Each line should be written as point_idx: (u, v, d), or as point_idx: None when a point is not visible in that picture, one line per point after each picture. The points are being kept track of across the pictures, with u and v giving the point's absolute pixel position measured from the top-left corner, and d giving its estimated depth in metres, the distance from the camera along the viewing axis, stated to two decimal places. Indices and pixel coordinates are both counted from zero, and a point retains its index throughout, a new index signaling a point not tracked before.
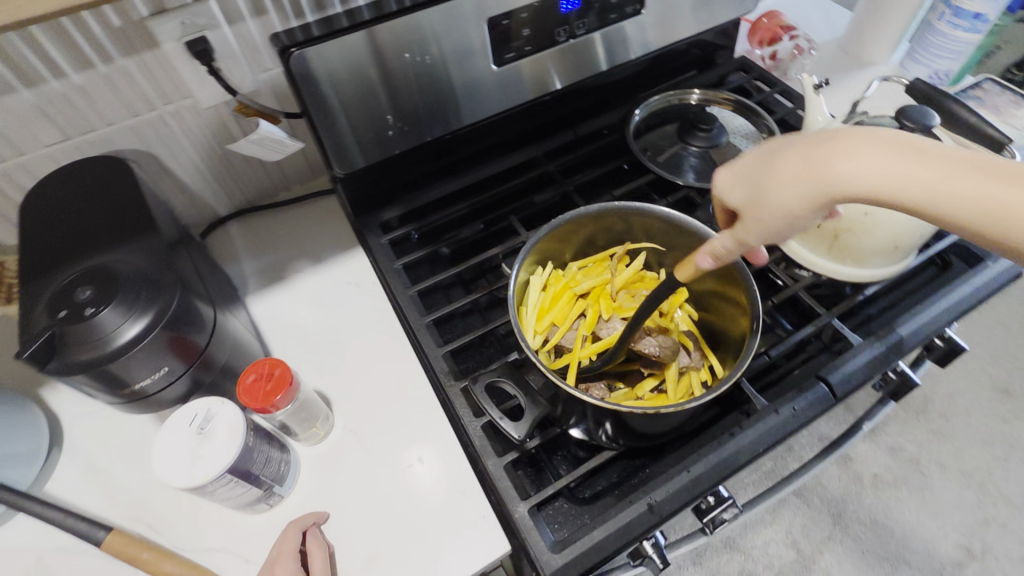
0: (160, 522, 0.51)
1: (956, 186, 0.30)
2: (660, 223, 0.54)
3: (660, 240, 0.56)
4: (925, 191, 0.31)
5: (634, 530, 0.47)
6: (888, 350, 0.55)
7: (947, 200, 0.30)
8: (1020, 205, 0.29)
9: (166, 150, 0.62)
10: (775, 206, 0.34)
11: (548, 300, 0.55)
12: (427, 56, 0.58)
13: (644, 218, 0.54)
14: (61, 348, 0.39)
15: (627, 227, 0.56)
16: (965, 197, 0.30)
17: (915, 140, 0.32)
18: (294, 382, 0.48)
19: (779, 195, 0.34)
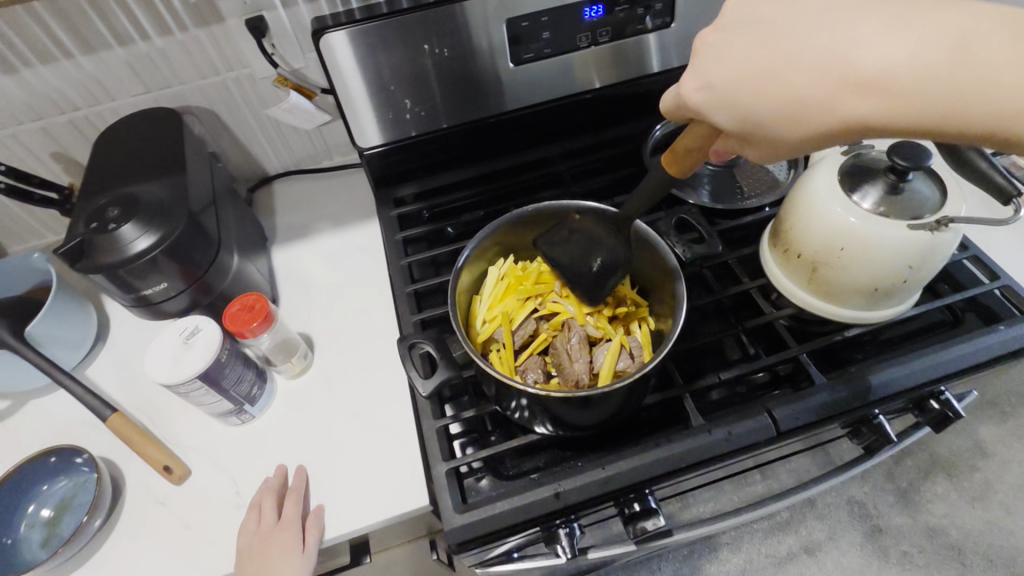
0: (160, 418, 0.61)
1: (923, 62, 0.32)
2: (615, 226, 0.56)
3: None
4: (895, 72, 0.33)
5: (538, 509, 0.50)
6: (850, 396, 0.53)
7: (915, 77, 0.32)
8: (943, 95, 0.32)
9: (226, 110, 0.73)
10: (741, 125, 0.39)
11: (501, 289, 0.57)
12: (448, 50, 0.64)
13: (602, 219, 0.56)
14: (89, 252, 0.50)
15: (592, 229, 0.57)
16: (923, 73, 0.32)
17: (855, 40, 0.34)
18: (271, 315, 0.55)
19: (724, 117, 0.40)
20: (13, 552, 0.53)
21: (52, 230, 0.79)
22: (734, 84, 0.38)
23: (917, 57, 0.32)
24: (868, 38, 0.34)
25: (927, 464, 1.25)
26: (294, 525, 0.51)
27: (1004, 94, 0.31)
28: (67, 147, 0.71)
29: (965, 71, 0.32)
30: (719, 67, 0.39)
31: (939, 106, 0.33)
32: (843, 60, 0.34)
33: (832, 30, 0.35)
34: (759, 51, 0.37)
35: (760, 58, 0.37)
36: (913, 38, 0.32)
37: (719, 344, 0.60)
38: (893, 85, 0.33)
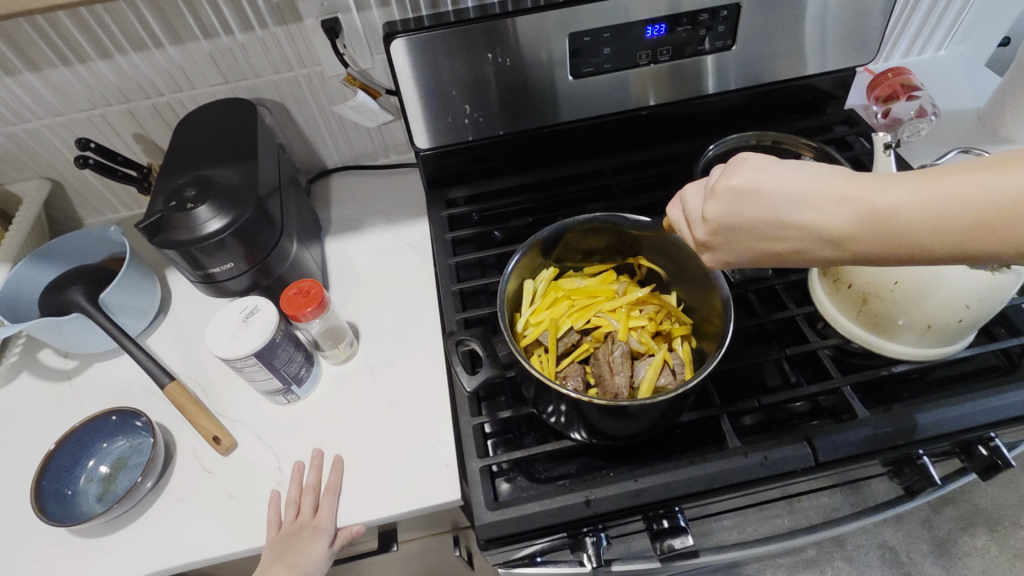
0: (212, 390, 0.64)
1: (933, 213, 0.32)
2: (670, 242, 0.57)
3: (671, 260, 0.58)
4: (904, 232, 0.33)
5: (566, 514, 0.51)
6: (893, 432, 0.52)
7: (931, 227, 0.33)
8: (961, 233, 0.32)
9: (295, 104, 0.77)
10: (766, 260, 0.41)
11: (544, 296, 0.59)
12: (512, 59, 0.66)
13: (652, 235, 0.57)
14: (165, 228, 0.54)
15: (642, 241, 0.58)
16: (936, 220, 0.32)
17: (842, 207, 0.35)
18: (325, 302, 0.58)
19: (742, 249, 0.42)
20: (72, 503, 0.56)
21: (125, 205, 0.84)
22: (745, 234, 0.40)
23: (921, 202, 0.32)
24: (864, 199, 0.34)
25: (967, 515, 1.18)
26: (327, 530, 0.53)
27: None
28: (148, 129, 0.75)
29: (979, 211, 0.31)
30: (726, 215, 0.40)
31: (959, 241, 0.32)
32: (847, 211, 0.35)
33: (826, 182, 0.36)
34: (764, 206, 0.38)
35: (766, 213, 0.38)
36: (911, 194, 0.33)
37: (760, 368, 0.60)
38: (901, 234, 0.34)
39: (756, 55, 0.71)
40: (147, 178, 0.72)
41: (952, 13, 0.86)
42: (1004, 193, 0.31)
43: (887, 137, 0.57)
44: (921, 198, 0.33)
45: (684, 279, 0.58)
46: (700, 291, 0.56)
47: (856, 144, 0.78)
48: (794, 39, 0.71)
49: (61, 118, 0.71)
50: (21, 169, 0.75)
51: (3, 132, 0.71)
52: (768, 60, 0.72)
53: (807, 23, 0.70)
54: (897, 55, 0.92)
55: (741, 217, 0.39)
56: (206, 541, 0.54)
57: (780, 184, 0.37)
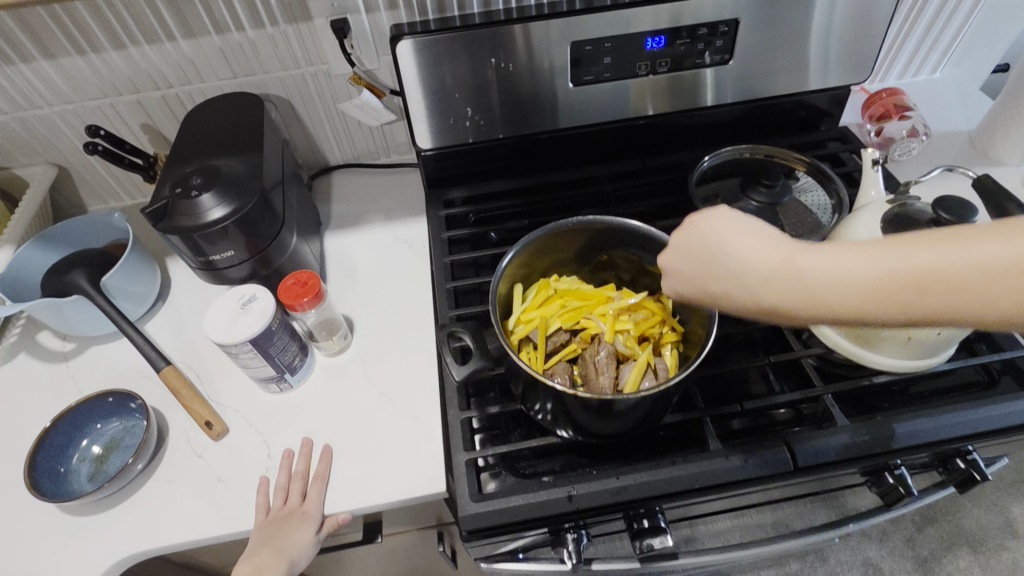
0: (207, 376, 0.65)
1: (848, 274, 0.34)
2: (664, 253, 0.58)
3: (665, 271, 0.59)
4: (820, 291, 0.35)
5: (548, 509, 0.51)
6: (872, 441, 0.53)
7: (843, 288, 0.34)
8: (873, 296, 0.34)
9: (301, 101, 0.78)
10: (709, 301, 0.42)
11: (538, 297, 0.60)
12: (515, 64, 0.68)
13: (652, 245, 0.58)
14: (170, 214, 0.56)
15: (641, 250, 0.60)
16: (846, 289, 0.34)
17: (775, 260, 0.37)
18: (321, 294, 0.59)
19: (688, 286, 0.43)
20: (64, 481, 0.57)
21: (130, 194, 0.85)
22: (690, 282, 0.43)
23: (839, 266, 0.34)
24: (784, 258, 0.37)
25: (952, 536, 1.19)
26: (315, 518, 0.54)
27: (931, 299, 0.32)
28: (155, 120, 0.77)
29: (889, 270, 0.33)
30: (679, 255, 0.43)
31: (873, 300, 0.34)
32: (775, 263, 0.37)
33: (766, 239, 0.38)
34: (713, 250, 0.40)
35: (711, 255, 0.40)
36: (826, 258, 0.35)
37: (744, 375, 0.61)
38: (816, 295, 0.35)
39: (753, 70, 0.73)
40: (153, 167, 0.73)
41: (946, 37, 0.88)
42: (923, 258, 0.32)
43: (875, 153, 0.59)
44: (836, 268, 0.35)
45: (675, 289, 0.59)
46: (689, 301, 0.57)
47: (848, 161, 0.80)
48: (790, 56, 0.73)
49: (71, 105, 0.73)
50: (30, 154, 0.77)
51: (15, 116, 0.72)
52: (765, 75, 0.74)
53: (803, 41, 0.71)
54: (892, 76, 0.94)
55: (693, 261, 0.42)
56: (194, 523, 0.55)
57: (731, 232, 0.39)
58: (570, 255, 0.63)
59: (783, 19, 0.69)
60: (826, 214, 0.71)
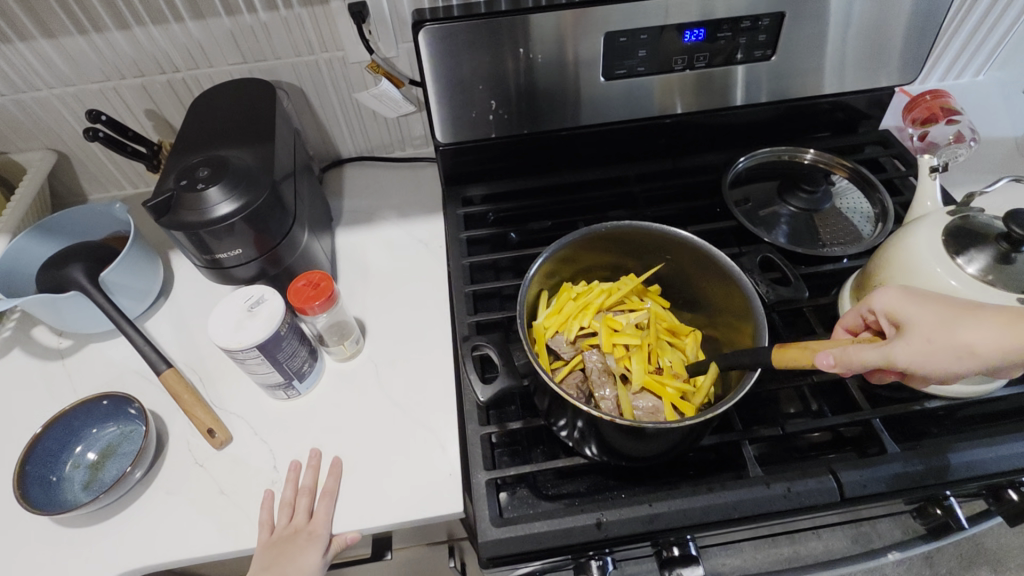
0: (210, 380, 0.62)
1: None
2: (719, 274, 0.53)
3: (722, 296, 0.54)
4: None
5: (575, 536, 0.48)
6: (924, 471, 0.49)
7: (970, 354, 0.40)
8: None
9: (314, 90, 0.74)
10: (931, 363, 0.40)
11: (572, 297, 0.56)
12: (545, 55, 0.64)
13: (710, 260, 0.53)
14: (174, 208, 0.52)
15: (701, 268, 0.54)
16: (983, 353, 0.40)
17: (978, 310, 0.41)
18: (334, 297, 0.55)
19: (924, 322, 0.41)
20: (56, 490, 0.54)
21: (132, 183, 0.82)
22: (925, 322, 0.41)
23: None
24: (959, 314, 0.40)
25: (971, 555, 1.15)
26: (322, 538, 0.51)
27: None
28: (161, 106, 0.73)
29: None
30: (913, 314, 0.42)
31: None
32: (995, 343, 0.39)
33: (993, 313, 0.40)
34: (932, 320, 0.41)
35: (938, 321, 0.40)
36: (971, 319, 0.40)
37: (782, 394, 0.57)
38: (966, 343, 0.39)
39: (795, 68, 0.69)
40: (157, 156, 0.69)
41: (995, 37, 0.84)
42: None
43: (933, 160, 0.55)
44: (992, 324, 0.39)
45: (725, 317, 0.54)
46: (733, 320, 0.53)
47: (888, 166, 0.76)
48: (836, 54, 0.68)
49: (73, 88, 0.69)
50: (28, 138, 0.73)
51: (12, 99, 0.68)
52: (807, 73, 0.70)
53: (851, 38, 0.67)
54: (933, 78, 0.89)
55: (907, 320, 0.42)
56: (194, 538, 0.52)
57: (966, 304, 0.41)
58: (624, 262, 0.59)
59: (831, 14, 0.64)
60: (868, 223, 0.67)
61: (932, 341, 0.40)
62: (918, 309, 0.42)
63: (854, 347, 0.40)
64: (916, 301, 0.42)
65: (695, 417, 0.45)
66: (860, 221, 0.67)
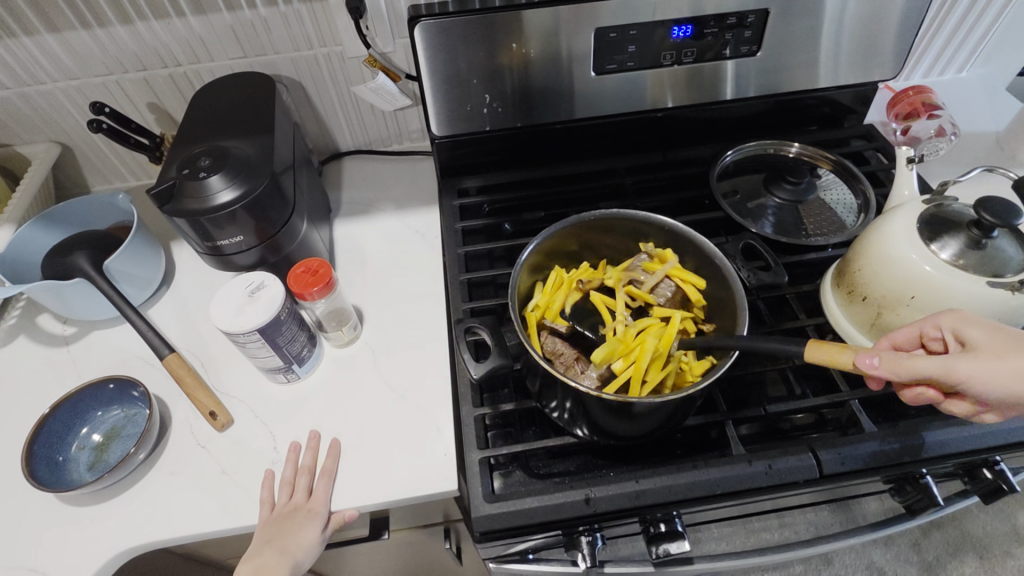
0: (211, 365, 0.63)
1: None
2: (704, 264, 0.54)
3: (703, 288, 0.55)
4: None
5: (565, 511, 0.50)
6: (901, 449, 0.51)
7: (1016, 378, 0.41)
8: None
9: (313, 83, 0.76)
10: (987, 384, 0.41)
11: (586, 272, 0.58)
12: (538, 50, 0.65)
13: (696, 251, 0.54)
14: (177, 196, 0.53)
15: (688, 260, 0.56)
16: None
17: None
18: (332, 283, 0.57)
19: (990, 347, 0.42)
20: (63, 470, 0.56)
21: (134, 175, 0.83)
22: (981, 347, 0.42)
23: None
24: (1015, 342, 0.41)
25: (956, 540, 1.17)
26: (321, 515, 0.52)
27: None
28: (162, 99, 0.75)
29: None
30: (980, 337, 0.42)
31: None
32: None
33: None
34: (1000, 344, 0.42)
35: (1006, 346, 0.41)
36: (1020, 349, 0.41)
37: (765, 377, 0.59)
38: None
39: (781, 63, 0.71)
40: (160, 148, 0.71)
41: (977, 34, 0.86)
42: None
43: (910, 151, 0.57)
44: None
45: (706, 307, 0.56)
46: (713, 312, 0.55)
47: (872, 159, 0.78)
48: (820, 50, 0.70)
49: (76, 81, 0.70)
50: (32, 131, 0.75)
51: (17, 92, 0.70)
52: (792, 69, 0.72)
53: (835, 34, 0.69)
54: (917, 74, 0.91)
55: (973, 340, 0.42)
56: (196, 516, 0.53)
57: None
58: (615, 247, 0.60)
59: (815, 11, 0.66)
60: (851, 213, 0.69)
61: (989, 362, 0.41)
62: (986, 334, 0.42)
63: (907, 358, 0.41)
64: (983, 326, 0.43)
65: (678, 396, 0.46)
66: (843, 211, 0.69)
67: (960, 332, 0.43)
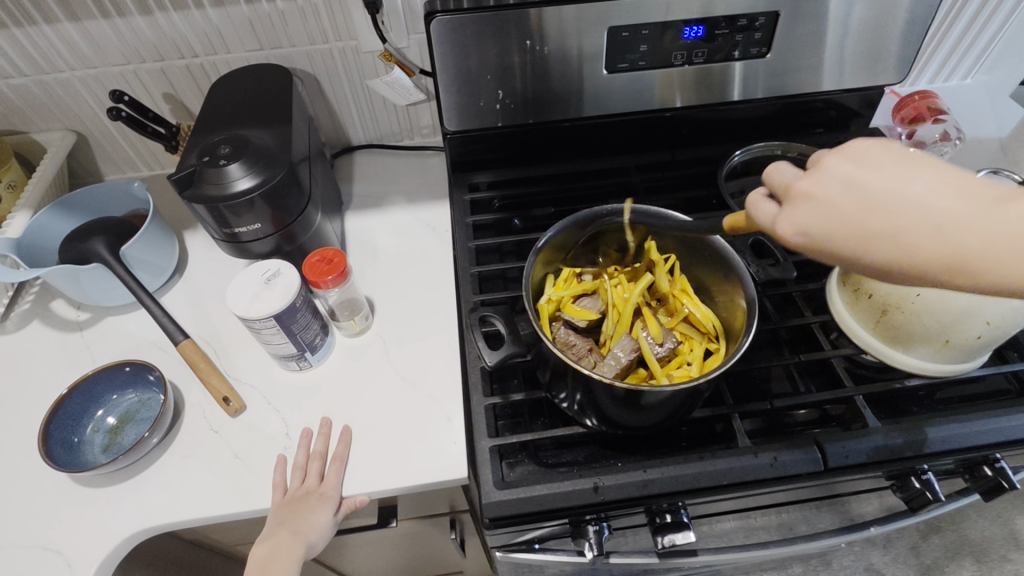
0: (224, 352, 0.64)
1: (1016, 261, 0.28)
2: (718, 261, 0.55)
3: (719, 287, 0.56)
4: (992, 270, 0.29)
5: (574, 499, 0.50)
6: (904, 444, 0.52)
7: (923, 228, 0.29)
8: None
9: (327, 77, 0.77)
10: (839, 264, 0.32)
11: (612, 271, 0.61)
12: (551, 47, 0.66)
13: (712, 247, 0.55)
14: (197, 182, 0.54)
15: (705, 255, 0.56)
16: (954, 235, 0.29)
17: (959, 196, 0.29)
18: (347, 272, 0.58)
19: (829, 204, 0.31)
20: (77, 451, 0.56)
21: (147, 165, 0.84)
22: (849, 202, 0.31)
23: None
24: (912, 167, 0.30)
25: (955, 545, 1.18)
26: (332, 499, 0.53)
27: None
28: (178, 90, 0.75)
29: None
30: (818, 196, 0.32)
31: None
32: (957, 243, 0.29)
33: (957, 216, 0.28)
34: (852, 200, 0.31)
35: (858, 202, 0.30)
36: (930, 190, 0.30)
37: (770, 373, 0.60)
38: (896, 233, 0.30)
39: (790, 66, 0.72)
40: (176, 138, 0.72)
41: (982, 41, 0.87)
42: None
43: None
44: (948, 179, 0.29)
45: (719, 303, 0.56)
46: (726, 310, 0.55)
47: None
48: (830, 53, 0.71)
49: (94, 70, 0.71)
50: (48, 119, 0.75)
51: (35, 79, 0.71)
52: (801, 71, 0.73)
53: (844, 38, 0.70)
54: (923, 80, 0.93)
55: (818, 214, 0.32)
56: (208, 499, 0.54)
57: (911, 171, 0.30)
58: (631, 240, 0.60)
59: (826, 14, 0.67)
60: None
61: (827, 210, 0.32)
62: (839, 188, 0.31)
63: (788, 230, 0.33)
64: (837, 176, 0.31)
65: (687, 387, 0.47)
66: None
67: (803, 210, 0.32)
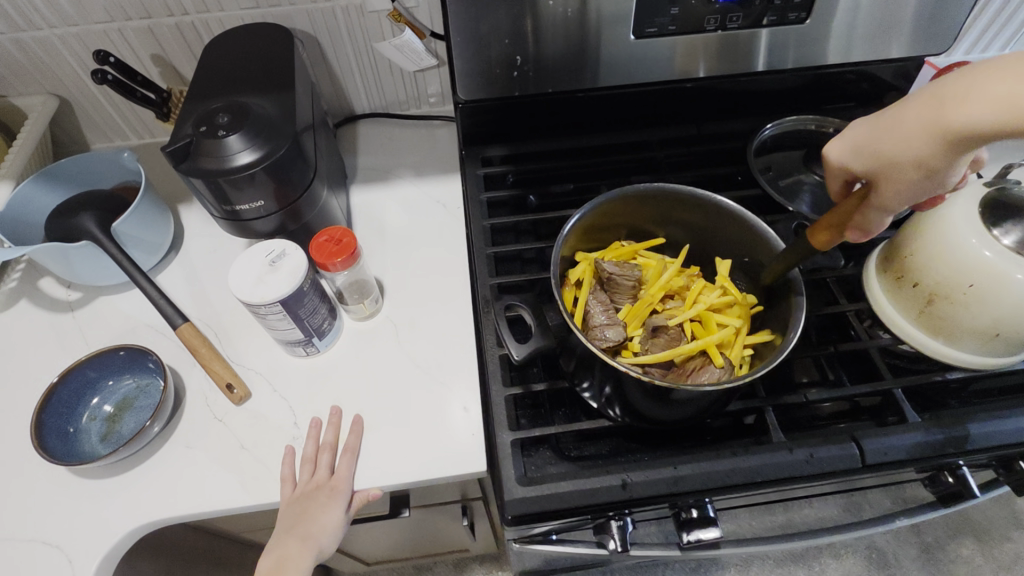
0: (226, 336, 0.61)
1: (917, 126, 0.37)
2: (779, 284, 0.51)
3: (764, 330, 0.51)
4: (920, 133, 0.37)
5: (600, 495, 0.48)
6: (945, 440, 0.50)
7: (921, 143, 0.37)
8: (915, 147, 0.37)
9: (330, 39, 0.71)
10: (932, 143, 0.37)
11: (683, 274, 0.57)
12: (572, 10, 0.61)
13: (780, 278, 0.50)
14: (193, 155, 0.50)
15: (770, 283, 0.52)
16: (934, 132, 0.36)
17: (893, 134, 0.39)
18: (356, 255, 0.54)
19: (874, 138, 0.40)
20: (74, 441, 0.53)
21: (136, 132, 0.79)
22: (866, 153, 0.40)
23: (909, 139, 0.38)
24: (897, 117, 0.39)
25: (955, 524, 1.18)
26: (344, 494, 0.51)
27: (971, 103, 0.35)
28: (168, 51, 0.70)
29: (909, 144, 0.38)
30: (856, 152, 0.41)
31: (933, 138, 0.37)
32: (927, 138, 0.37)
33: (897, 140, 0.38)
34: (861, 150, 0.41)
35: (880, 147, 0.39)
36: (878, 140, 0.40)
37: (800, 364, 0.57)
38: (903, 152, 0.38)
39: (829, 34, 0.67)
40: (167, 104, 0.67)
41: None
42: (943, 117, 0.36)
43: None
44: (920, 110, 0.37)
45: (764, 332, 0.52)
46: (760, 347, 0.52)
47: None
48: (874, 20, 0.66)
49: (75, 29, 0.65)
50: (28, 82, 0.70)
51: (10, 38, 0.65)
52: (841, 41, 0.68)
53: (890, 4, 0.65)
54: (958, 51, 0.87)
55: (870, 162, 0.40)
56: (216, 493, 0.51)
57: (885, 147, 0.39)
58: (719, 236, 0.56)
59: None
60: None
61: (855, 152, 0.41)
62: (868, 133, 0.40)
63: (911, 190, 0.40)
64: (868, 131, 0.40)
65: (725, 384, 0.44)
66: None
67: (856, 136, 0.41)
